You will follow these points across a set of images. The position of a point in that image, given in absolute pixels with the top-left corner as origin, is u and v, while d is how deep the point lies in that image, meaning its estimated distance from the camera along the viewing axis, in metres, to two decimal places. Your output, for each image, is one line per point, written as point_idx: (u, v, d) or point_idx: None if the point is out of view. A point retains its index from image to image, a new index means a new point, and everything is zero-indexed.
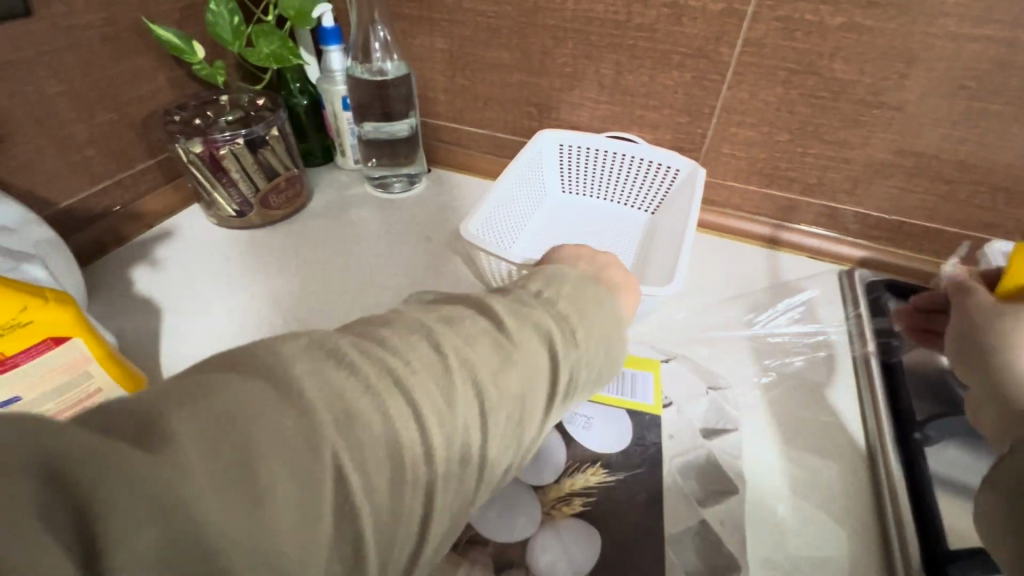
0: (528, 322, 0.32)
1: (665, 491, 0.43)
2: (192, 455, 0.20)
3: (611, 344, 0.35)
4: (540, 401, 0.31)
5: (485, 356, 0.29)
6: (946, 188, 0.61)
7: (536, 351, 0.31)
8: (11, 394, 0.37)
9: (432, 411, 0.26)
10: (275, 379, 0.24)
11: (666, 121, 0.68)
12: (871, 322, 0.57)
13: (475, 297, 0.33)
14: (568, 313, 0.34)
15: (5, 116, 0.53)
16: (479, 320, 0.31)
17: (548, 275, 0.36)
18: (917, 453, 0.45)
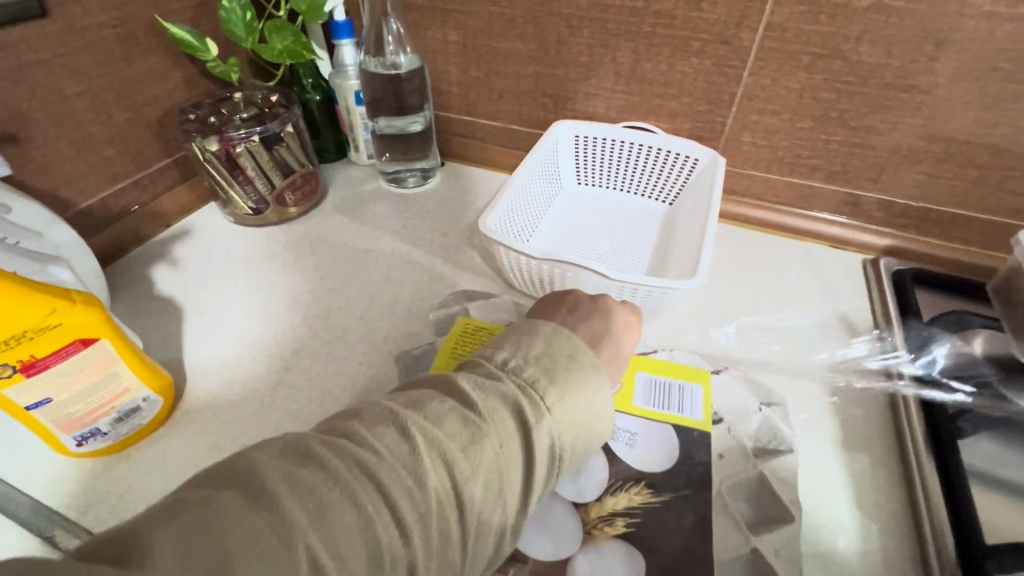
0: (493, 393, 0.34)
1: (714, 515, 0.40)
2: (172, 565, 0.22)
3: (594, 403, 0.36)
4: (518, 471, 0.33)
5: (450, 436, 0.32)
6: (977, 174, 0.59)
7: (505, 422, 0.33)
8: (42, 396, 0.38)
9: (404, 492, 0.29)
10: (248, 485, 0.27)
11: (685, 110, 0.67)
12: (899, 309, 0.56)
13: (439, 378, 0.36)
14: (541, 376, 0.36)
15: (26, 118, 0.54)
16: (444, 401, 0.33)
17: (520, 340, 0.38)
18: (950, 444, 0.44)
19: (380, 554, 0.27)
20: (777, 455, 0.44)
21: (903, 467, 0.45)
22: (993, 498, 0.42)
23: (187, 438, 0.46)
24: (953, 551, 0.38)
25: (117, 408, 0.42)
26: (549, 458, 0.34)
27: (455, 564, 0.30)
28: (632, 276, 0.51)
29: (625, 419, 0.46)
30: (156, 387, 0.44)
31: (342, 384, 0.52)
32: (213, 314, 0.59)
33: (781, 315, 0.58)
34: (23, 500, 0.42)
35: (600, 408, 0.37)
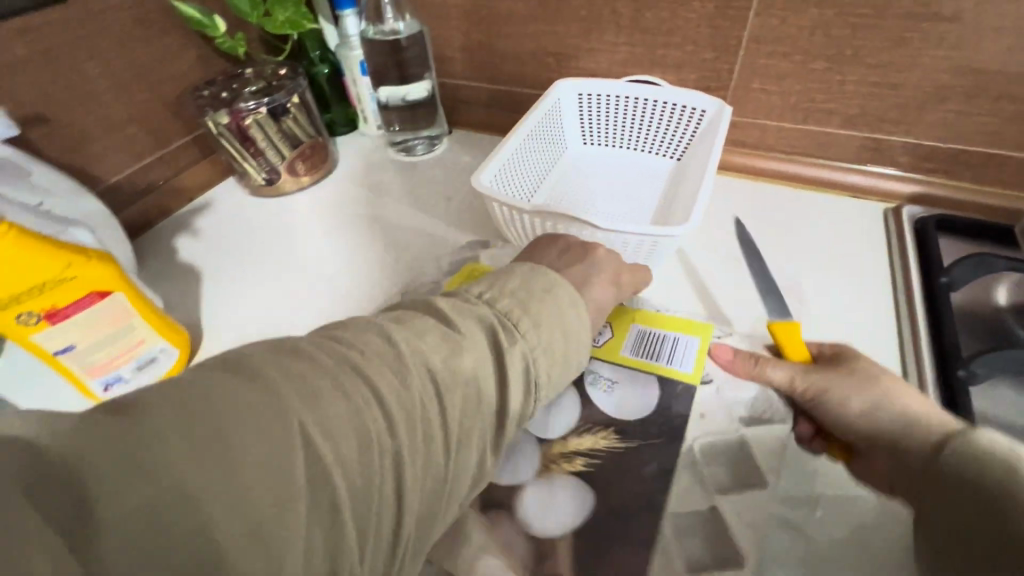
0: (472, 317, 0.35)
1: (679, 466, 0.41)
2: (173, 424, 0.24)
3: (572, 335, 0.38)
4: (495, 387, 0.34)
5: (431, 348, 0.33)
6: (1012, 107, 0.54)
7: (481, 343, 0.34)
8: (67, 342, 0.41)
9: (389, 390, 0.30)
10: (241, 368, 0.27)
11: (690, 59, 0.64)
12: (918, 258, 0.54)
13: (418, 303, 0.37)
14: (515, 307, 0.37)
15: (53, 98, 0.58)
16: (425, 319, 0.34)
17: (498, 278, 0.39)
18: (962, 394, 0.42)
19: (369, 440, 0.28)
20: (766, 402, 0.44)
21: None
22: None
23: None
24: None
25: (137, 356, 0.46)
26: (525, 382, 0.35)
27: (439, 464, 0.31)
28: (624, 226, 0.51)
29: (607, 367, 0.48)
30: (171, 339, 0.47)
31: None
32: (231, 277, 0.63)
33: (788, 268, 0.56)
34: None
35: (575, 341, 0.38)
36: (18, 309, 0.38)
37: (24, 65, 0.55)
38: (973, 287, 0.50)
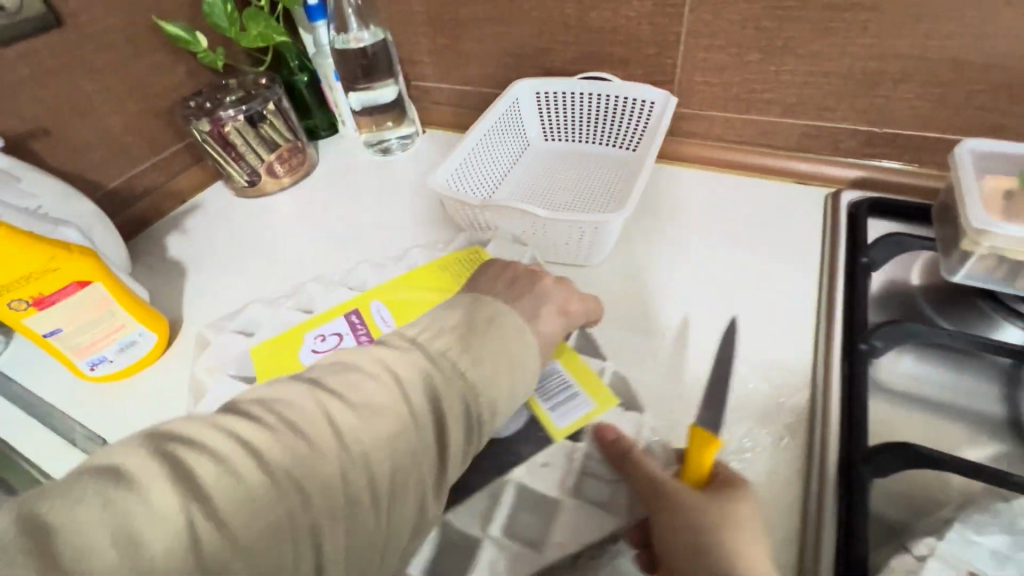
0: (407, 363, 0.38)
1: (488, 490, 0.44)
2: (83, 528, 0.27)
3: (515, 365, 0.42)
4: (428, 441, 0.36)
5: (362, 403, 0.35)
6: (939, 91, 0.55)
7: (415, 388, 0.37)
8: (55, 326, 0.48)
9: (318, 455, 0.32)
10: (160, 460, 0.30)
11: (635, 55, 0.67)
12: (846, 238, 0.56)
13: (353, 353, 0.39)
14: (452, 345, 0.40)
15: (54, 113, 0.65)
16: (357, 371, 0.37)
17: (443, 315, 0.43)
18: (861, 364, 0.45)
19: (281, 522, 0.30)
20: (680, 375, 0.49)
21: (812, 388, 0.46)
22: (886, 411, 0.45)
23: (182, 374, 0.54)
24: (835, 458, 0.40)
25: (118, 340, 0.52)
26: (465, 422, 0.38)
27: (366, 529, 0.33)
28: (563, 214, 0.54)
29: None
30: (149, 324, 0.53)
31: (326, 281, 0.58)
32: (214, 267, 0.69)
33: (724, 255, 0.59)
34: (56, 410, 0.53)
35: (514, 376, 0.42)
36: (10, 297, 0.45)
37: (26, 84, 0.62)
38: (890, 272, 0.54)
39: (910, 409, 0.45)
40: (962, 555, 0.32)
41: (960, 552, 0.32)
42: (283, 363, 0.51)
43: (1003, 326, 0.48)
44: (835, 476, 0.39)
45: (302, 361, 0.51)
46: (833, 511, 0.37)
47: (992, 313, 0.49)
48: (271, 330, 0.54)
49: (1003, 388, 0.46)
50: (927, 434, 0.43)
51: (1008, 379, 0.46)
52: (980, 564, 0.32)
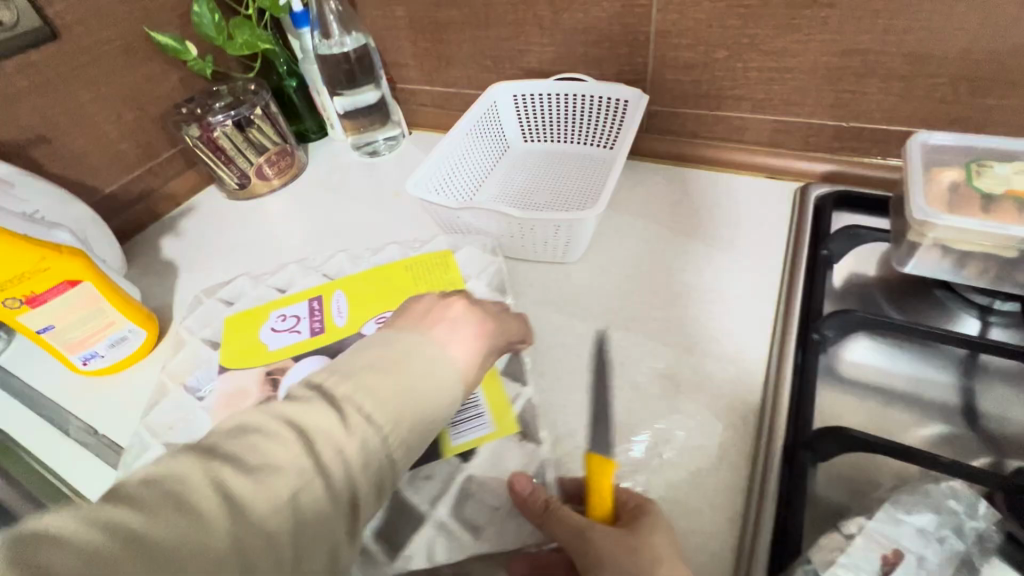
0: (310, 414, 0.33)
1: None
2: None
3: (432, 399, 0.37)
4: (343, 497, 0.31)
5: (252, 465, 0.30)
6: (901, 85, 0.56)
7: (320, 440, 0.32)
8: (49, 322, 0.51)
9: (203, 534, 0.26)
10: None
11: (608, 55, 0.69)
12: (812, 227, 0.58)
13: (244, 413, 0.33)
14: (356, 388, 0.35)
15: (52, 122, 0.68)
16: (248, 430, 0.31)
17: (349, 354, 0.38)
18: (812, 354, 0.46)
19: None
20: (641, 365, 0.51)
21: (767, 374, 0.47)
22: (836, 399, 0.46)
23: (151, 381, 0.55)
24: (783, 439, 0.42)
25: (109, 335, 0.55)
26: (382, 472, 0.33)
27: None
28: (539, 214, 0.53)
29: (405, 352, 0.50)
30: (138, 321, 0.56)
31: (308, 266, 0.60)
32: (207, 262, 0.73)
33: (693, 249, 0.61)
34: (51, 402, 0.56)
35: (435, 408, 0.37)
36: (5, 295, 0.48)
37: (25, 95, 0.65)
38: (851, 265, 0.55)
39: (861, 397, 0.46)
40: (890, 533, 0.33)
41: (889, 531, 0.33)
42: (244, 332, 0.53)
43: (962, 317, 0.49)
44: (780, 456, 0.41)
45: (258, 334, 0.52)
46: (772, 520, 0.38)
47: (949, 303, 0.50)
48: (247, 302, 0.57)
49: (957, 377, 0.46)
50: (876, 421, 0.45)
51: (963, 368, 0.47)
52: (909, 543, 0.33)
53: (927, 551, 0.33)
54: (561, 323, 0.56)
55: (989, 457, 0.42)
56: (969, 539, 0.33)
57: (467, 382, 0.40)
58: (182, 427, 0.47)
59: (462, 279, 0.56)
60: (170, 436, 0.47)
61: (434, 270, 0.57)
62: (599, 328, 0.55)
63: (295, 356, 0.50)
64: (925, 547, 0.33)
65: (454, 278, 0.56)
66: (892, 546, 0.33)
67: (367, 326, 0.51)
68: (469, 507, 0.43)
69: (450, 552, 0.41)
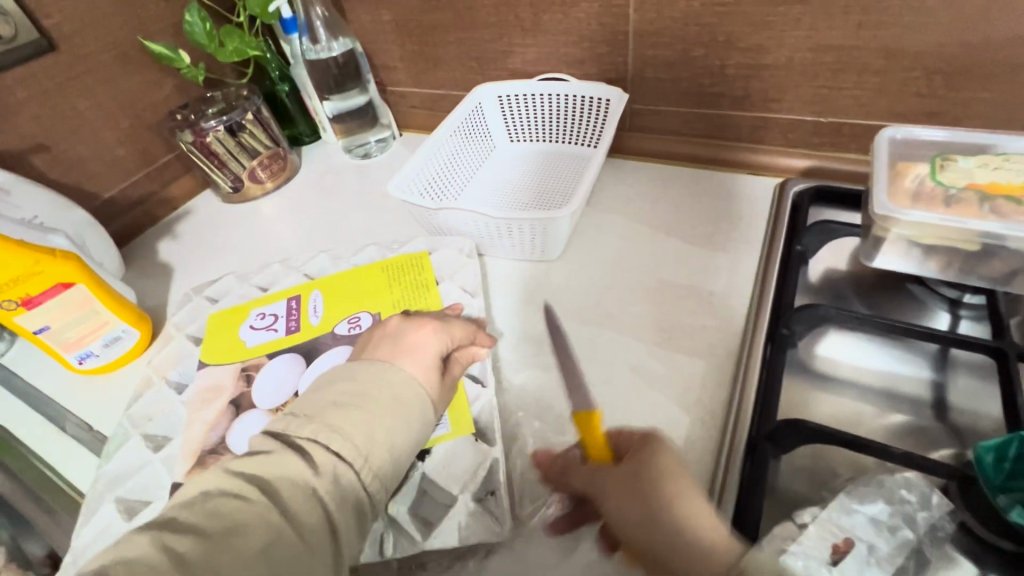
0: (279, 471, 0.36)
1: None
2: None
3: (399, 421, 0.39)
4: (321, 542, 0.35)
5: (221, 525, 0.34)
6: (876, 80, 0.56)
7: (286, 490, 0.35)
8: (44, 322, 0.53)
9: None
10: None
11: (589, 55, 0.69)
12: (788, 219, 0.58)
13: (211, 474, 0.37)
14: (321, 428, 0.38)
15: (50, 131, 0.70)
16: (213, 493, 0.35)
17: (315, 390, 0.41)
18: (780, 349, 0.46)
19: None
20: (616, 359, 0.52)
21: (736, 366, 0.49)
22: (812, 394, 0.46)
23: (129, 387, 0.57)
24: (747, 431, 0.42)
25: (103, 336, 0.57)
26: (356, 510, 0.36)
27: None
28: (514, 214, 0.55)
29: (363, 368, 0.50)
30: (131, 322, 0.58)
31: (292, 266, 0.62)
32: (202, 261, 0.76)
33: (672, 246, 0.61)
34: (49, 401, 0.58)
35: (404, 428, 0.39)
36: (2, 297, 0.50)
37: (25, 105, 0.67)
38: (824, 261, 0.55)
39: (834, 391, 0.46)
40: (843, 523, 0.34)
41: (843, 522, 0.34)
42: (225, 330, 0.55)
43: (935, 312, 0.49)
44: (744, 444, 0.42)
45: (238, 332, 0.54)
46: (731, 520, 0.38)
47: (922, 297, 0.50)
48: (232, 300, 0.59)
49: (929, 370, 0.47)
50: (844, 414, 0.45)
51: (935, 363, 0.47)
52: (861, 531, 0.34)
53: (880, 540, 0.34)
54: (541, 321, 0.57)
55: (953, 449, 0.42)
56: (920, 530, 0.34)
57: (428, 388, 0.42)
58: (162, 418, 0.49)
59: (434, 282, 0.57)
60: (149, 426, 0.49)
61: (408, 272, 0.58)
62: (577, 325, 0.56)
63: (272, 354, 0.52)
64: (877, 535, 0.34)
65: (426, 279, 0.57)
66: (844, 535, 0.34)
67: (339, 327, 0.53)
68: (424, 505, 0.44)
69: (402, 546, 0.42)
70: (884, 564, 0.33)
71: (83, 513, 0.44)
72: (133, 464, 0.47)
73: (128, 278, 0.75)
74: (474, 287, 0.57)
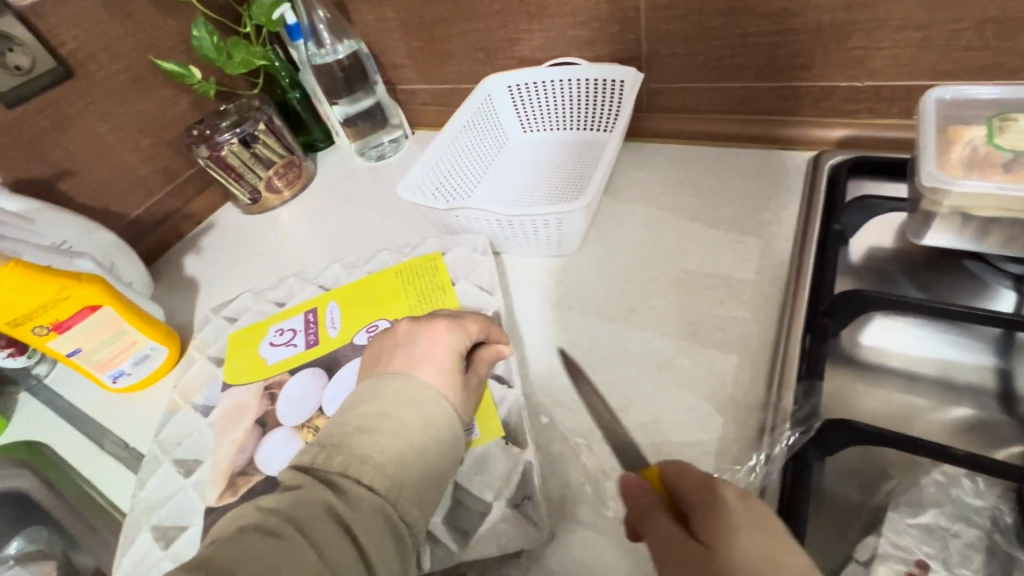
0: (305, 503, 0.34)
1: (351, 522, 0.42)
2: None
3: (428, 447, 0.37)
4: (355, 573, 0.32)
5: (258, 569, 0.31)
6: (918, 35, 0.51)
7: (319, 526, 0.33)
8: (75, 345, 0.55)
9: None
10: None
11: (599, 35, 0.66)
12: (823, 200, 0.53)
13: (242, 511, 0.35)
14: (350, 459, 0.36)
15: (75, 156, 0.71)
16: (247, 531, 0.32)
17: (339, 415, 0.39)
18: (819, 342, 0.43)
19: None
20: (644, 359, 0.49)
21: (772, 359, 0.46)
22: (860, 387, 0.43)
23: (160, 407, 0.58)
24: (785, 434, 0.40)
25: (132, 355, 0.58)
26: (393, 536, 0.34)
27: None
28: (526, 209, 0.53)
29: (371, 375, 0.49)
30: (159, 339, 0.59)
31: (306, 278, 0.61)
32: (226, 274, 0.77)
33: (699, 232, 0.58)
34: (90, 420, 0.60)
35: (433, 448, 0.37)
36: (33, 324, 0.51)
37: (48, 133, 0.69)
38: (862, 239, 0.51)
39: (883, 383, 0.43)
40: (905, 545, 0.34)
41: (903, 544, 0.34)
42: (247, 349, 0.55)
43: (996, 291, 0.45)
44: (784, 447, 0.39)
45: (258, 350, 0.54)
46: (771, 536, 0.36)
47: (981, 275, 0.46)
48: (251, 317, 0.59)
49: (990, 357, 0.42)
50: (894, 407, 0.41)
51: (999, 349, 0.42)
52: (927, 548, 0.34)
53: (944, 550, 0.34)
54: (562, 322, 0.54)
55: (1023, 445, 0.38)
56: (983, 523, 0.34)
57: (447, 397, 0.40)
58: (189, 443, 0.50)
59: (449, 283, 0.56)
60: (178, 451, 0.50)
61: (422, 275, 0.57)
62: (602, 323, 0.53)
63: (292, 369, 0.52)
64: (942, 547, 0.34)
65: (440, 282, 0.56)
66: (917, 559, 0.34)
67: (358, 336, 0.53)
68: (460, 515, 0.42)
69: (438, 558, 0.41)
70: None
71: (123, 540, 0.45)
72: (168, 490, 0.47)
73: (157, 295, 0.76)
74: (490, 286, 0.55)
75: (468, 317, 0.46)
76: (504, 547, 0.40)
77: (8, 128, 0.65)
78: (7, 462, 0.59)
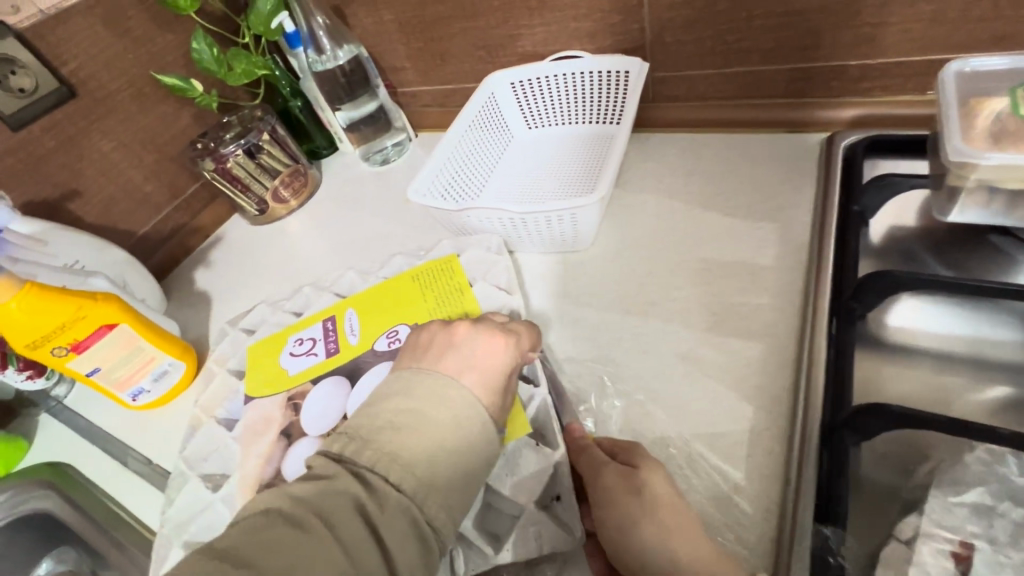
0: (331, 495, 0.34)
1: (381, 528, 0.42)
2: None
3: (460, 450, 0.37)
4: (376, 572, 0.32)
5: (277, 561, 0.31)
6: (930, 9, 0.51)
7: (343, 524, 0.33)
8: (94, 365, 0.54)
9: None
10: None
11: (601, 26, 0.65)
12: (839, 182, 0.52)
13: (267, 497, 0.35)
14: (380, 455, 0.35)
15: (81, 175, 0.71)
16: (273, 522, 0.32)
17: (367, 407, 0.39)
18: (847, 330, 0.42)
19: None
20: (666, 351, 0.49)
21: (798, 346, 0.45)
22: (891, 369, 0.42)
23: (181, 423, 0.58)
24: (818, 420, 0.39)
25: (150, 372, 0.58)
26: (417, 537, 0.34)
27: None
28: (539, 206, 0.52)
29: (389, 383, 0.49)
30: (176, 354, 0.59)
31: (321, 286, 0.61)
32: (237, 286, 0.76)
33: (712, 219, 0.57)
34: (111, 438, 0.60)
35: (464, 448, 0.37)
36: (52, 345, 0.52)
37: (54, 153, 0.69)
38: (881, 219, 0.50)
39: (914, 364, 0.42)
40: (951, 524, 0.34)
41: (946, 523, 0.34)
42: (267, 361, 0.55)
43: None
44: (818, 437, 0.38)
45: (279, 361, 0.54)
46: (806, 526, 0.36)
47: (1009, 250, 0.45)
48: (268, 330, 0.59)
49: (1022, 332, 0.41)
50: (930, 389, 0.41)
51: None
52: (971, 528, 0.34)
53: (990, 529, 0.34)
54: (581, 317, 0.54)
55: None
56: None
57: (481, 401, 0.40)
58: (215, 457, 0.50)
59: (466, 284, 0.55)
60: (204, 466, 0.50)
61: (438, 279, 0.57)
62: (620, 317, 0.53)
63: (315, 379, 0.51)
64: (987, 526, 0.34)
65: (457, 284, 0.55)
66: (960, 539, 0.34)
67: (378, 343, 0.52)
68: (491, 517, 0.42)
69: (473, 562, 0.41)
70: (1012, 556, 0.33)
71: (155, 557, 0.46)
72: (196, 504, 0.47)
73: (169, 310, 0.76)
74: (507, 284, 0.55)
75: (519, 326, 0.46)
76: (537, 550, 0.40)
77: (15, 151, 0.65)
78: (32, 482, 0.58)
